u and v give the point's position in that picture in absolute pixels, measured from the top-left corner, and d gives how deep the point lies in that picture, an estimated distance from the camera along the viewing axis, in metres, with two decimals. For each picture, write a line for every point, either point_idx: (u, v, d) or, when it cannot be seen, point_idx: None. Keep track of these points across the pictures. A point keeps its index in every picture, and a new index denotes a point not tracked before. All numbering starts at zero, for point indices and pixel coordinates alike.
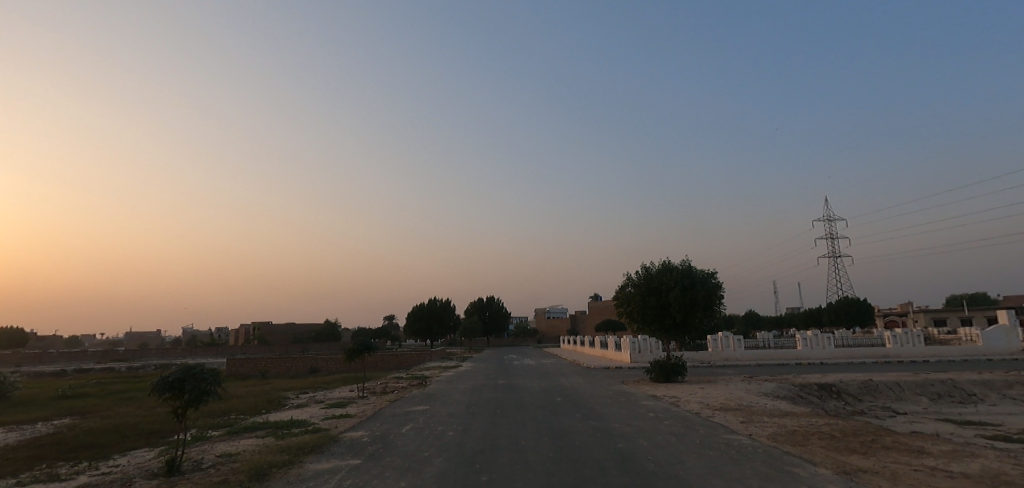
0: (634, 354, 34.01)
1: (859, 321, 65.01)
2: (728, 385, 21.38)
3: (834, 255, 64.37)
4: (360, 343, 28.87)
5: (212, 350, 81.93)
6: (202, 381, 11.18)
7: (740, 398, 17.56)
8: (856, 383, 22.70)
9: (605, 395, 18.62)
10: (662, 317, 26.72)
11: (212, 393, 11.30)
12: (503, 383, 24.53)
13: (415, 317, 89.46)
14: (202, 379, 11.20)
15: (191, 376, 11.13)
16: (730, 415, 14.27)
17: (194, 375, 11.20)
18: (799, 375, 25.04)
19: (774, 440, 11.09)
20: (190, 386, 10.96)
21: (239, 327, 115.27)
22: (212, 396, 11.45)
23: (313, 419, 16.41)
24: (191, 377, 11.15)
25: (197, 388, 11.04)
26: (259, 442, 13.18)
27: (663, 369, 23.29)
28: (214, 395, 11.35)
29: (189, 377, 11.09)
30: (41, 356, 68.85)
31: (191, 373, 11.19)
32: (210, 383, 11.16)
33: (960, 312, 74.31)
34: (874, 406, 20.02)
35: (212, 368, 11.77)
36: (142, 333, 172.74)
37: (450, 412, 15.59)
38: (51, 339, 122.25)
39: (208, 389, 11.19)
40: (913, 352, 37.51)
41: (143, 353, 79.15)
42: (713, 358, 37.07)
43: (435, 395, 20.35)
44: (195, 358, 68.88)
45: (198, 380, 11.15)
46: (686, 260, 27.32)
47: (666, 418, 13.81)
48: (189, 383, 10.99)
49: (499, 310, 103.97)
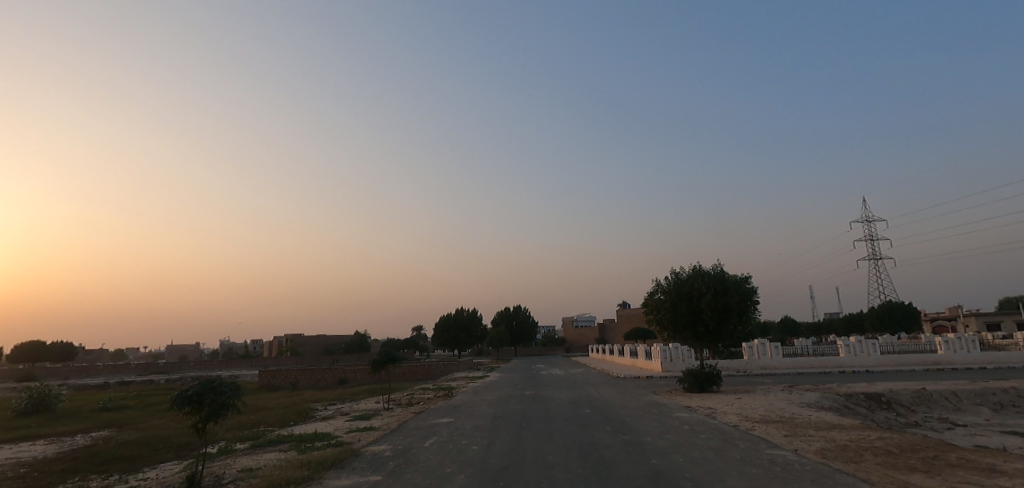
0: (666, 363, 32.98)
1: (903, 326, 62.24)
2: (768, 395, 20.35)
3: (874, 257, 61.92)
4: (384, 355, 28.61)
5: (247, 362, 83.41)
6: (221, 395, 10.93)
7: (781, 410, 16.60)
8: (907, 393, 21.36)
9: (637, 407, 17.87)
10: (694, 323, 25.72)
11: (231, 407, 11.04)
12: (531, 394, 23.92)
13: (442, 327, 89.50)
14: (221, 392, 10.94)
15: (210, 389, 10.88)
16: (772, 428, 13.39)
17: (213, 388, 10.95)
18: (843, 384, 23.79)
19: (824, 456, 10.27)
20: (209, 400, 10.72)
21: (274, 340, 117.89)
22: (232, 409, 11.18)
23: (337, 432, 16.08)
24: (210, 390, 10.90)
25: (215, 401, 10.78)
26: (282, 457, 12.87)
27: (697, 379, 22.35)
28: (234, 408, 11.08)
29: (208, 390, 10.85)
30: (85, 369, 71.03)
31: (210, 387, 10.94)
32: (228, 396, 10.91)
33: (1015, 315, 70.54)
34: (928, 418, 18.74)
35: (232, 381, 11.51)
36: (181, 345, 177.34)
37: (474, 425, 15.06)
38: (98, 352, 126.68)
39: (227, 402, 10.93)
40: (967, 358, 35.45)
41: (182, 366, 80.91)
42: (749, 367, 35.76)
43: (462, 407, 19.85)
44: (230, 370, 70.17)
45: (217, 393, 10.90)
46: (717, 264, 26.32)
47: (702, 431, 13.01)
48: (207, 396, 10.75)
49: (527, 320, 103.27)
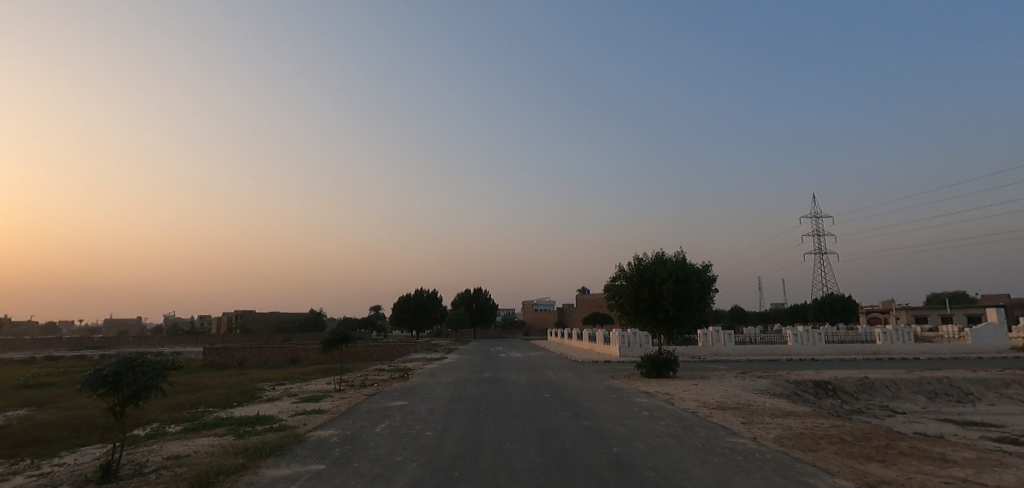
0: (623, 348, 33.20)
1: (843, 317, 64.96)
2: (721, 381, 20.58)
3: (820, 250, 64.18)
4: (337, 334, 27.63)
5: (193, 338, 80.32)
6: (143, 375, 10.01)
7: (736, 396, 16.68)
8: (852, 380, 22.00)
9: (595, 391, 17.66)
10: (654, 310, 25.77)
11: (155, 388, 10.13)
12: (488, 376, 23.50)
13: (400, 307, 88.36)
14: (143, 372, 10.03)
15: (130, 369, 9.94)
16: (730, 414, 13.33)
17: (134, 368, 10.01)
18: (792, 372, 24.35)
19: (782, 444, 10.19)
20: (129, 381, 9.77)
21: (225, 317, 114.19)
22: (156, 392, 10.27)
23: (282, 414, 15.22)
24: (130, 370, 9.96)
25: (136, 383, 9.86)
26: (216, 442, 12.00)
27: (655, 364, 22.43)
28: (157, 390, 10.17)
29: (127, 371, 9.90)
30: (12, 342, 66.63)
31: (130, 366, 10.00)
32: (150, 377, 9.99)
33: (941, 309, 74.73)
34: (872, 405, 19.29)
35: (157, 360, 10.59)
36: (122, 320, 169.37)
37: (430, 409, 14.50)
38: (28, 324, 119.79)
39: (149, 384, 10.02)
40: (903, 349, 37.09)
41: (122, 341, 77.35)
42: (702, 353, 36.48)
43: (416, 389, 19.23)
44: (172, 347, 67.34)
45: (138, 374, 9.97)
46: (680, 251, 26.41)
47: (662, 417, 12.83)
48: (126, 377, 9.81)
49: (486, 302, 102.99)
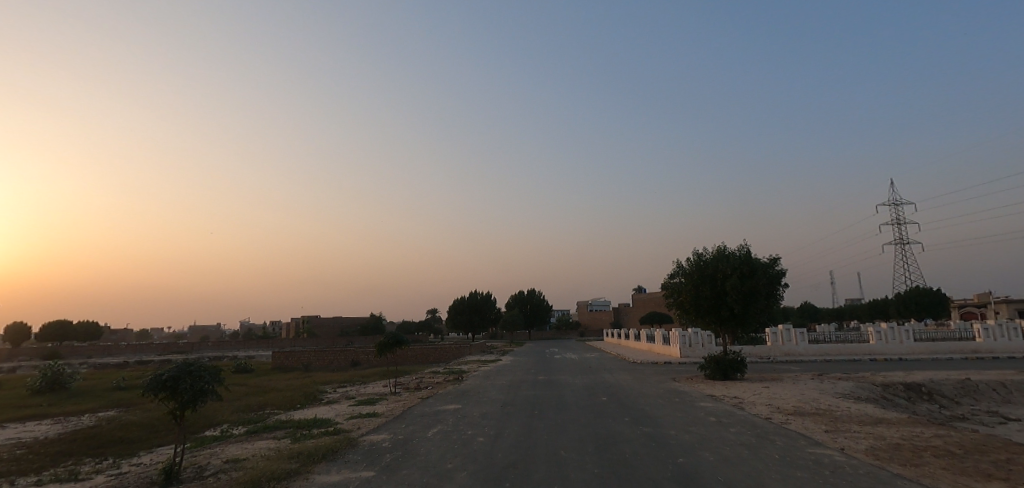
0: (684, 348, 31.71)
1: (931, 312, 60.07)
2: (797, 384, 19.05)
3: (903, 241, 59.73)
4: (391, 337, 27.75)
5: (265, 342, 83.87)
6: (200, 380, 10.00)
7: (816, 400, 15.26)
8: (950, 383, 19.87)
9: (657, 395, 16.65)
10: (718, 307, 24.31)
11: (211, 393, 10.10)
12: (544, 379, 22.80)
13: (455, 310, 89.05)
14: (199, 377, 10.01)
15: (187, 374, 9.95)
16: (810, 421, 12.07)
17: (191, 373, 10.02)
18: (879, 373, 22.33)
19: (877, 457, 9.00)
20: (186, 386, 9.77)
21: (293, 322, 118.99)
22: (212, 397, 10.24)
23: (339, 418, 15.12)
24: (187, 375, 9.97)
25: (193, 388, 9.85)
26: (274, 446, 11.93)
27: (719, 365, 21.10)
28: (213, 395, 10.14)
29: (184, 376, 9.91)
30: (107, 347, 71.80)
31: (187, 371, 10.02)
32: (207, 382, 9.97)
33: None
34: (975, 411, 17.27)
35: (213, 365, 10.57)
36: (202, 326, 180.09)
37: (483, 413, 13.99)
38: (121, 330, 129.15)
39: (205, 389, 10.00)
40: (1007, 347, 33.55)
41: (202, 345, 81.87)
42: (772, 353, 34.42)
43: (471, 392, 18.81)
44: (246, 351, 70.48)
45: (195, 379, 9.97)
46: (744, 244, 24.80)
47: (733, 424, 11.78)
48: (183, 382, 9.81)
49: (541, 304, 102.44)
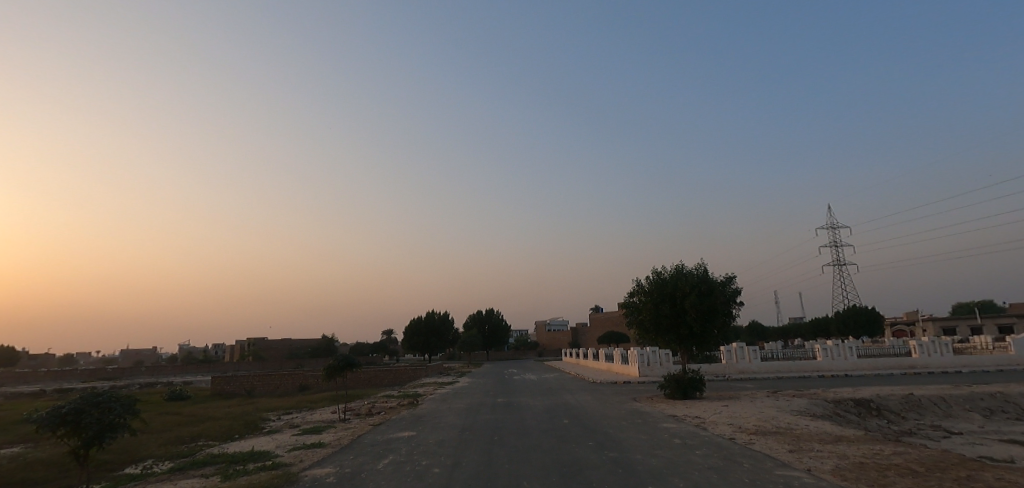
0: (642, 367, 31.68)
1: (867, 331, 62.68)
2: (754, 402, 19.11)
3: (840, 263, 62.49)
4: (340, 360, 26.50)
5: (205, 366, 79.31)
6: (108, 413, 8.95)
7: (775, 418, 15.22)
8: (897, 398, 20.39)
9: (619, 416, 16.28)
10: (677, 326, 24.34)
11: (122, 427, 9.06)
12: (501, 401, 22.13)
13: (412, 330, 87.01)
14: (107, 409, 8.98)
15: (93, 407, 8.90)
16: (773, 441, 11.90)
17: (98, 405, 8.97)
18: (830, 389, 22.78)
19: (844, 476, 8.83)
20: (90, 420, 8.73)
21: (238, 346, 113.70)
22: (124, 431, 9.19)
23: (279, 449, 13.97)
24: (94, 408, 8.91)
25: (98, 422, 8.80)
26: (200, 484, 10.82)
27: (679, 384, 21.00)
28: (125, 429, 9.10)
29: (89, 408, 8.86)
30: (27, 374, 66.21)
31: (93, 403, 8.96)
32: (116, 414, 8.93)
33: (970, 320, 72.60)
34: (922, 425, 17.69)
35: (126, 395, 9.53)
36: (137, 351, 169.35)
37: (439, 440, 13.21)
38: (46, 356, 120.08)
39: (114, 423, 8.95)
40: (942, 362, 35.12)
41: (135, 370, 76.65)
42: (727, 371, 34.89)
43: (425, 417, 17.94)
44: (184, 377, 66.31)
45: (101, 412, 8.92)
46: (700, 263, 25.06)
47: (697, 446, 11.49)
48: (88, 416, 8.75)
49: (498, 324, 101.60)
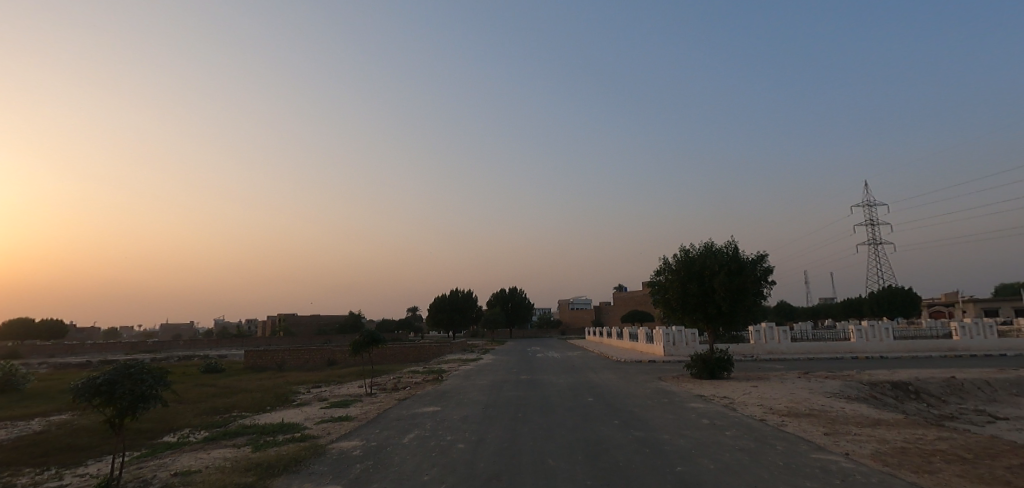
0: (668, 346, 31.28)
1: (902, 312, 60.87)
2: (785, 383, 18.63)
3: (875, 243, 60.55)
4: (366, 336, 26.72)
5: (239, 341, 81.44)
6: (141, 384, 9.05)
7: (808, 400, 14.77)
8: (936, 381, 19.66)
9: (645, 395, 16.01)
10: (705, 306, 23.83)
11: (154, 398, 9.17)
12: (526, 378, 22.05)
13: (437, 308, 87.86)
14: (140, 380, 9.08)
15: (126, 378, 9.01)
16: (807, 423, 11.50)
17: (130, 376, 9.07)
18: (864, 371, 22.12)
19: (884, 462, 8.45)
20: (123, 391, 8.85)
21: (269, 321, 117.00)
22: (156, 402, 9.31)
23: (308, 422, 14.12)
24: (126, 379, 9.02)
25: (131, 393, 8.91)
26: (232, 455, 10.96)
27: (707, 364, 20.58)
28: (158, 400, 9.21)
29: (122, 379, 8.96)
30: (71, 346, 69.05)
31: (126, 375, 9.07)
32: (148, 386, 9.03)
33: (1013, 302, 69.88)
34: (964, 410, 17.01)
35: (158, 366, 9.64)
36: (174, 325, 175.25)
37: (463, 416, 13.15)
38: (89, 329, 125.09)
39: (147, 394, 9.05)
40: (983, 344, 33.84)
41: (172, 344, 79.07)
42: (755, 351, 34.28)
43: (450, 393, 17.95)
44: (218, 351, 68.20)
45: (134, 383, 9.03)
46: (731, 241, 24.37)
47: (728, 427, 11.16)
48: (121, 386, 8.86)
49: (523, 302, 101.87)
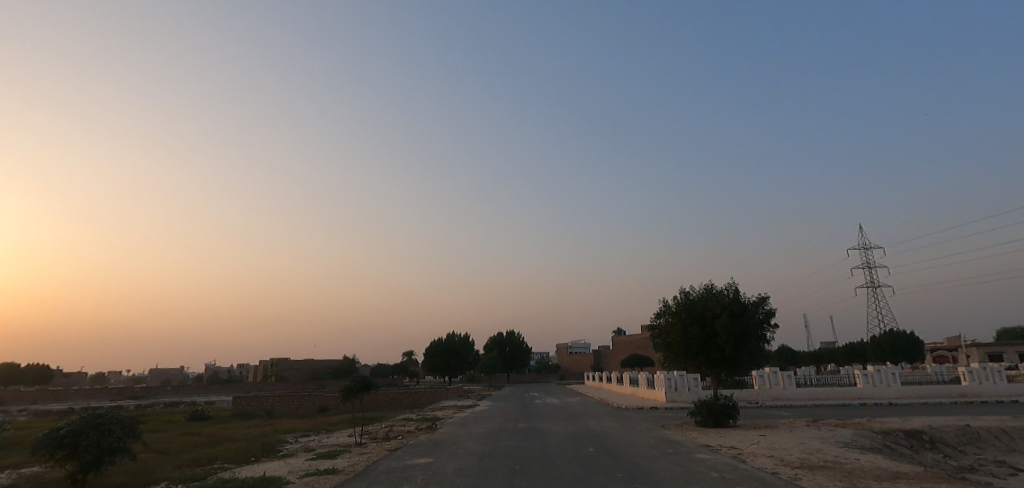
0: (670, 392, 30.39)
1: (906, 356, 59.84)
2: (794, 432, 17.87)
3: (875, 286, 60.13)
4: (358, 381, 25.79)
5: (229, 387, 79.41)
6: (105, 436, 9.14)
7: (820, 451, 14.04)
8: (951, 429, 18.90)
9: (648, 445, 15.26)
10: (708, 349, 23.19)
11: (119, 451, 9.26)
12: (524, 426, 21.17)
13: (433, 352, 86.29)
14: (105, 431, 9.20)
15: (90, 429, 9.11)
16: (823, 477, 10.82)
17: (95, 427, 9.18)
18: (875, 419, 21.33)
19: None
20: (86, 443, 8.91)
21: (262, 366, 114.86)
22: (121, 454, 9.41)
23: (291, 475, 13.31)
24: (90, 430, 9.13)
25: (95, 445, 8.99)
26: None
27: (711, 411, 19.81)
28: (122, 452, 9.29)
29: (86, 430, 9.08)
30: (56, 392, 67.09)
31: (91, 425, 9.19)
32: (113, 437, 9.14)
33: (1017, 346, 68.93)
34: (983, 460, 16.24)
35: (125, 417, 9.78)
36: (164, 370, 171.84)
37: (457, 468, 12.40)
38: (77, 374, 122.38)
39: (111, 446, 9.15)
40: (994, 390, 32.95)
41: (160, 389, 77.04)
42: (760, 397, 33.32)
43: (444, 443, 17.15)
44: (207, 397, 66.36)
45: (99, 434, 9.13)
46: (732, 283, 23.87)
47: (739, 480, 10.48)
48: (84, 439, 8.94)
49: (520, 346, 100.35)
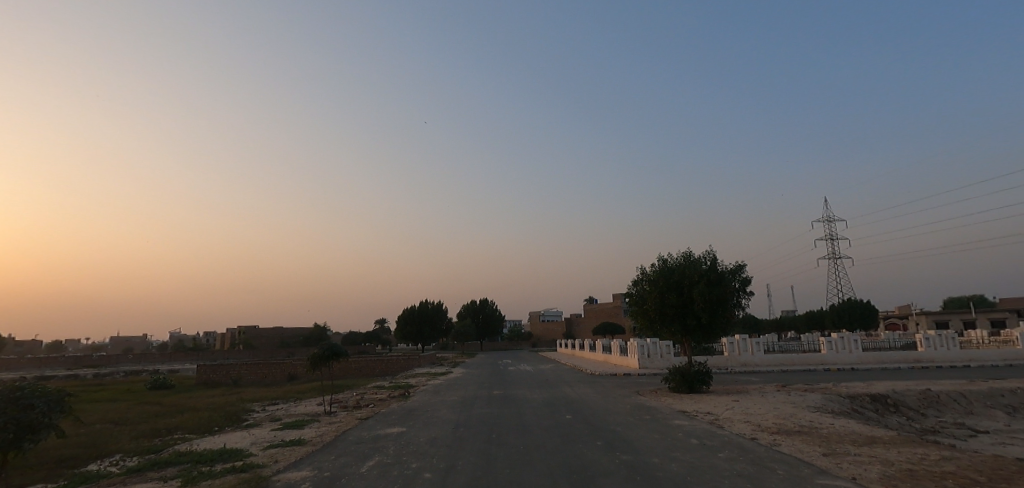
0: (642, 359, 30.57)
1: (862, 323, 61.95)
2: (766, 397, 18.01)
3: (836, 256, 61.77)
4: (326, 349, 24.95)
5: (193, 355, 77.41)
6: (29, 412, 8.39)
7: (795, 416, 14.06)
8: (914, 394, 19.35)
9: (626, 412, 15.03)
10: (684, 316, 23.16)
11: (45, 428, 8.51)
12: (498, 394, 20.89)
13: (405, 320, 85.77)
14: (27, 407, 8.43)
15: (10, 405, 8.33)
16: (801, 443, 10.72)
17: (16, 403, 8.41)
18: (842, 384, 21.72)
19: None
20: (5, 421, 8.16)
21: (228, 334, 112.81)
22: (48, 431, 8.67)
23: (254, 447, 12.67)
24: (10, 405, 8.35)
25: (16, 423, 8.23)
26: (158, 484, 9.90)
27: (685, 378, 19.85)
28: (49, 430, 8.56)
29: (5, 407, 8.29)
30: (9, 361, 64.44)
31: (11, 401, 8.40)
32: (37, 414, 8.37)
33: (963, 314, 72.12)
34: (945, 423, 16.66)
35: (53, 388, 9.02)
36: (125, 338, 166.93)
37: (430, 438, 11.92)
38: (32, 343, 117.88)
39: (35, 423, 8.40)
40: (949, 356, 34.18)
41: (121, 358, 74.69)
42: (729, 364, 33.90)
43: (417, 411, 16.70)
44: (171, 365, 64.62)
45: (21, 411, 8.36)
46: (709, 251, 23.80)
47: (719, 448, 10.29)
48: (3, 415, 8.18)
49: (492, 313, 100.58)
